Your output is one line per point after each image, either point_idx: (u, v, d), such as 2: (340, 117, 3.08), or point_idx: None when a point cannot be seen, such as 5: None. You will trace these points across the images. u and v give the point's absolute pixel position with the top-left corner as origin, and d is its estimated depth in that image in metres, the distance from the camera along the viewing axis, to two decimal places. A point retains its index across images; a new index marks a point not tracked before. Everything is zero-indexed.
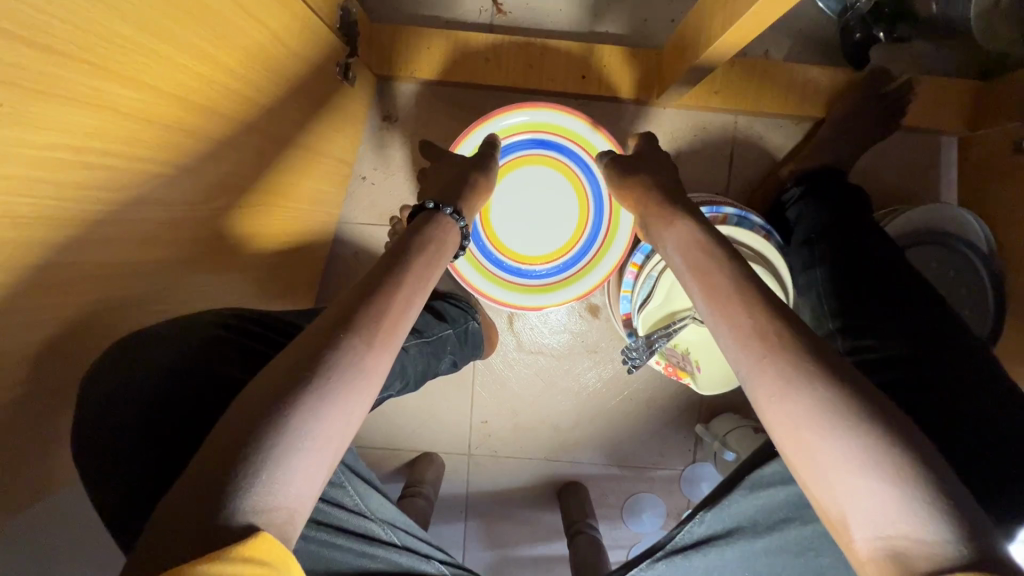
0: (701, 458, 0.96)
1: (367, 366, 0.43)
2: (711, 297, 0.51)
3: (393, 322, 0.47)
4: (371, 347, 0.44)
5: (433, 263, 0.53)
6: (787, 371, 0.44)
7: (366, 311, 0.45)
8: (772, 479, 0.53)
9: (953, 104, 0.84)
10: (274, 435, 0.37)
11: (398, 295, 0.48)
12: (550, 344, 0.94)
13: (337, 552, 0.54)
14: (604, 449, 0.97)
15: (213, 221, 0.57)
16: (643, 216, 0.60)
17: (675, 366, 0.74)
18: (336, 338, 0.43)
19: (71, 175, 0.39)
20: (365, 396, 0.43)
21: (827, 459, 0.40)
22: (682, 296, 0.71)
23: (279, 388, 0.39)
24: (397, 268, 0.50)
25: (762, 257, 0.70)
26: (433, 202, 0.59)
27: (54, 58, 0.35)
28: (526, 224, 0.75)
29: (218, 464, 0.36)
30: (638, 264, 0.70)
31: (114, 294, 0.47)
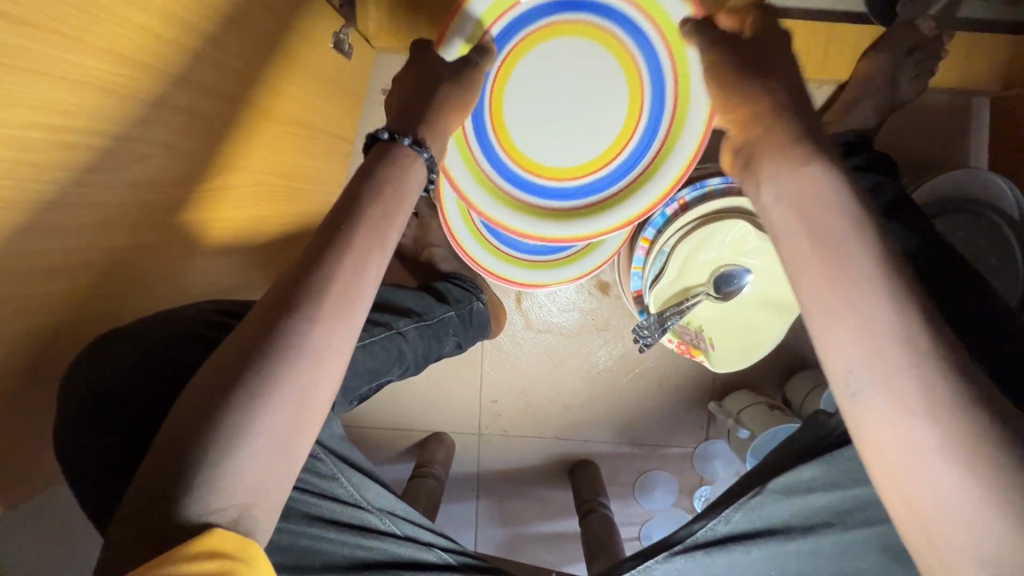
0: (714, 435, 0.95)
1: (316, 342, 0.39)
2: (834, 272, 0.39)
3: (347, 294, 0.41)
4: (319, 322, 0.39)
5: (387, 213, 0.44)
6: (937, 390, 0.35)
7: (310, 280, 0.40)
8: (812, 485, 0.53)
9: (984, 60, 0.79)
10: (218, 431, 0.35)
11: (352, 259, 0.41)
12: (560, 322, 0.92)
13: (328, 545, 0.54)
14: (615, 427, 0.96)
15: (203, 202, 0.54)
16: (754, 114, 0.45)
17: (687, 343, 0.72)
18: (277, 319, 0.39)
19: (53, 156, 0.37)
20: (318, 377, 0.39)
21: (960, 500, 0.33)
22: (694, 271, 0.68)
23: (225, 377, 0.37)
24: (347, 225, 0.42)
25: None
26: (388, 132, 0.47)
27: (28, 31, 0.33)
28: (548, 128, 0.59)
29: (169, 461, 0.35)
30: (650, 238, 0.67)
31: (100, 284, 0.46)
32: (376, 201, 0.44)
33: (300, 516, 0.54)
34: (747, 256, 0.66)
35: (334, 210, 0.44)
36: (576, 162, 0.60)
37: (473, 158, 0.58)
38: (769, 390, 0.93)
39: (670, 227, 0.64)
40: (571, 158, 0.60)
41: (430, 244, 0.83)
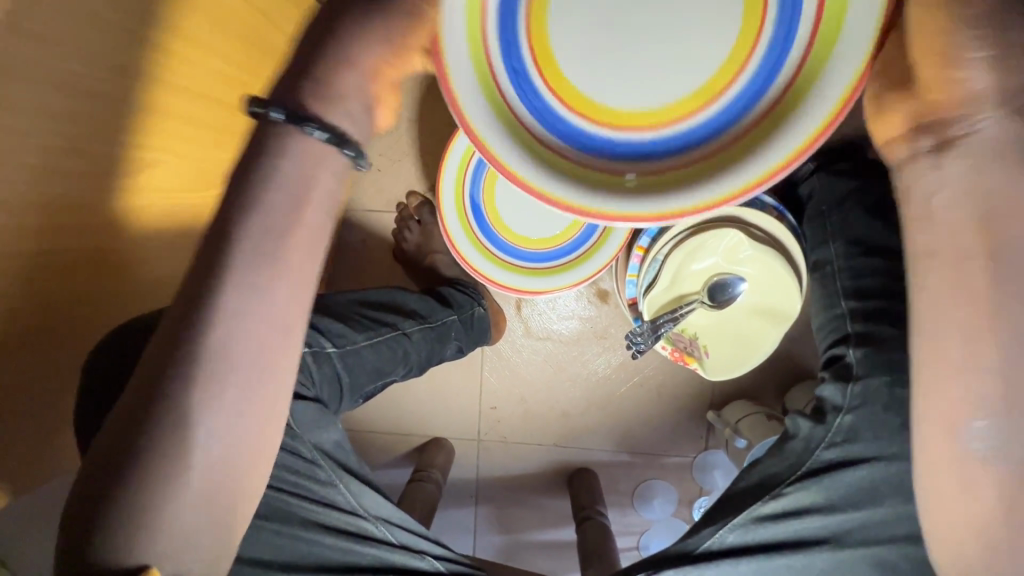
0: (714, 445, 0.95)
1: (200, 403, 0.38)
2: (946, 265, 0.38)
3: (228, 360, 0.37)
4: (200, 384, 0.37)
5: (257, 256, 0.37)
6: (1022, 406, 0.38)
7: (184, 340, 0.37)
8: (809, 508, 0.54)
9: None
10: (124, 493, 0.37)
11: (230, 325, 0.37)
12: (559, 330, 0.93)
13: (324, 549, 0.55)
14: (614, 436, 0.96)
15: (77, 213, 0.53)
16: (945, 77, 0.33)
17: (682, 350, 0.72)
18: (161, 392, 0.38)
19: None
20: (216, 432, 0.38)
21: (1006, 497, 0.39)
22: (689, 279, 0.69)
23: (120, 449, 0.38)
24: (210, 285, 0.37)
25: (773, 239, 0.66)
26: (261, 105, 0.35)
27: None
28: (626, 44, 0.37)
29: (86, 519, 0.37)
30: (644, 247, 0.68)
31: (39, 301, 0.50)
32: (246, 245, 0.36)
33: (299, 521, 0.55)
34: (742, 265, 0.67)
35: (197, 256, 0.37)
36: (659, 107, 0.37)
37: (503, 104, 0.36)
38: (769, 401, 0.92)
39: (663, 235, 0.65)
40: (659, 91, 0.37)
41: (432, 251, 0.85)
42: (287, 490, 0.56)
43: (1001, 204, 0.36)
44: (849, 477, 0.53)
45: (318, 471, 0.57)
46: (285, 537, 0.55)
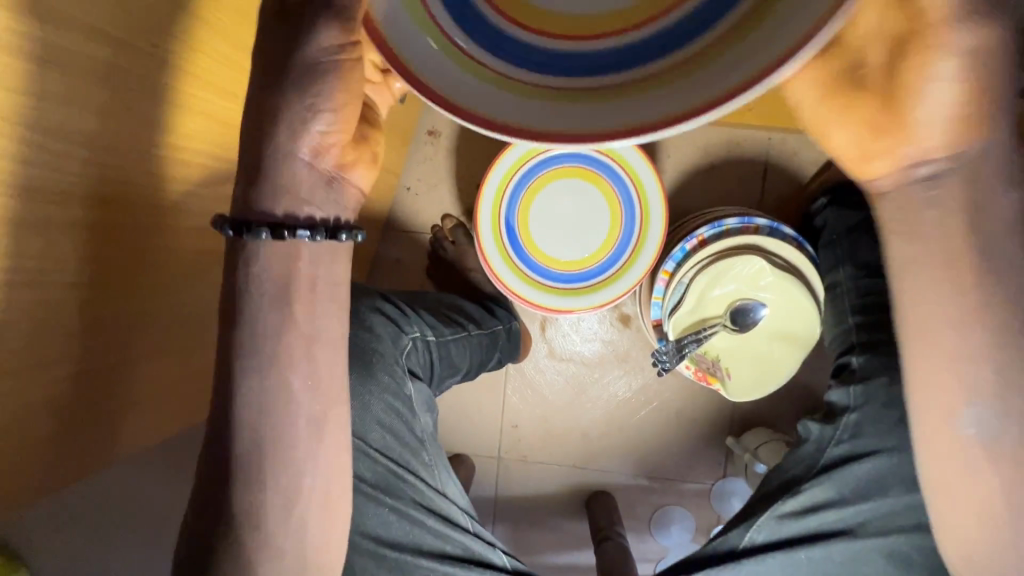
0: (732, 473, 0.96)
1: (284, 435, 0.41)
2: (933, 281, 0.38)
3: (288, 393, 0.41)
4: (274, 421, 0.41)
5: (270, 322, 0.39)
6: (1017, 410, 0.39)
7: (247, 384, 0.40)
8: (822, 505, 0.58)
9: None
10: (237, 516, 0.43)
11: (273, 391, 0.40)
12: (582, 352, 0.96)
13: (422, 530, 0.61)
14: (633, 460, 0.98)
15: (134, 218, 0.41)
16: (909, 98, 0.34)
17: (704, 371, 0.74)
18: (231, 447, 0.41)
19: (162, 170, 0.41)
20: (305, 453, 0.43)
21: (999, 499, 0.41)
22: (713, 303, 0.72)
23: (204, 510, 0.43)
24: (249, 346, 0.39)
25: (794, 269, 0.71)
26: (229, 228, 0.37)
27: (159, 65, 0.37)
28: None
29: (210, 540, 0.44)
30: (669, 272, 0.71)
31: (108, 324, 0.42)
32: (266, 300, 0.38)
33: (409, 500, 0.61)
34: (764, 291, 0.71)
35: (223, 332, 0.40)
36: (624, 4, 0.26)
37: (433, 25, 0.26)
38: (787, 430, 0.94)
39: (689, 260, 0.70)
40: None
41: (466, 270, 0.90)
42: (390, 473, 0.61)
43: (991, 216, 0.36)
44: (858, 473, 0.57)
45: (418, 452, 0.63)
46: (388, 511, 0.60)
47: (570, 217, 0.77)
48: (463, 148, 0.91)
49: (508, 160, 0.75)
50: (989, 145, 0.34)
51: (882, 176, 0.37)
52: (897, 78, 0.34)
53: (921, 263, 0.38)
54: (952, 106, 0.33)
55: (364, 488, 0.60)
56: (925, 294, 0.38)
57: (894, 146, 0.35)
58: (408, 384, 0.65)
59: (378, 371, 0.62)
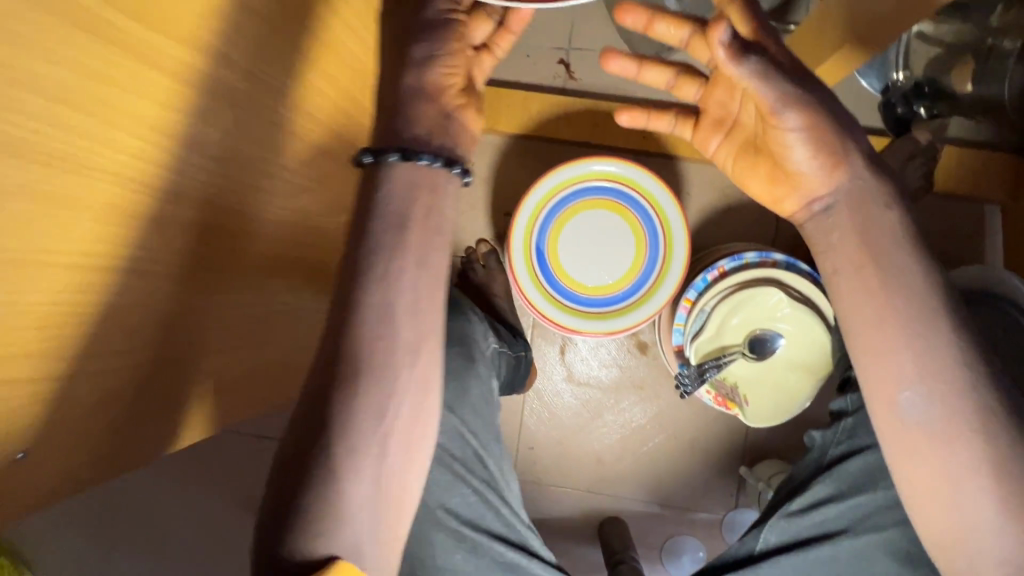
0: (744, 504, 0.97)
1: (388, 380, 0.43)
2: (879, 281, 0.50)
3: (397, 333, 0.43)
4: (377, 363, 0.43)
5: (395, 275, 0.43)
6: (955, 395, 0.48)
7: (361, 320, 0.43)
8: (825, 501, 0.61)
9: (995, 176, 0.89)
10: (323, 467, 0.41)
11: (383, 331, 0.43)
12: (599, 377, 0.99)
13: (493, 517, 0.64)
14: (646, 486, 0.99)
15: (229, 218, 0.43)
16: (784, 159, 0.53)
17: (724, 397, 0.78)
18: (333, 386, 0.42)
19: (253, 180, 0.45)
20: (401, 401, 0.44)
21: (953, 473, 0.48)
22: (733, 331, 0.76)
23: (292, 471, 0.42)
24: (367, 282, 0.43)
25: (809, 302, 0.74)
26: (370, 154, 0.44)
27: (254, 81, 0.42)
28: None
29: (285, 500, 0.41)
30: (691, 299, 0.76)
31: (214, 276, 0.43)
32: (388, 235, 0.44)
33: (481, 486, 0.64)
34: (780, 322, 0.75)
35: (345, 271, 0.44)
36: None
37: None
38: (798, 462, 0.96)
39: (711, 289, 0.74)
40: None
41: (493, 292, 0.93)
42: (480, 456, 0.64)
43: (880, 233, 0.51)
44: (853, 468, 0.61)
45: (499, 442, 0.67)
46: (472, 492, 0.63)
47: (598, 242, 0.81)
48: (495, 177, 0.96)
49: (542, 189, 0.80)
50: (851, 181, 0.51)
51: (796, 211, 0.55)
52: (766, 147, 0.55)
53: (841, 276, 0.52)
54: (806, 157, 0.51)
55: (456, 468, 0.63)
56: (860, 299, 0.51)
57: (789, 189, 0.54)
58: (494, 379, 0.69)
59: (476, 361, 0.67)
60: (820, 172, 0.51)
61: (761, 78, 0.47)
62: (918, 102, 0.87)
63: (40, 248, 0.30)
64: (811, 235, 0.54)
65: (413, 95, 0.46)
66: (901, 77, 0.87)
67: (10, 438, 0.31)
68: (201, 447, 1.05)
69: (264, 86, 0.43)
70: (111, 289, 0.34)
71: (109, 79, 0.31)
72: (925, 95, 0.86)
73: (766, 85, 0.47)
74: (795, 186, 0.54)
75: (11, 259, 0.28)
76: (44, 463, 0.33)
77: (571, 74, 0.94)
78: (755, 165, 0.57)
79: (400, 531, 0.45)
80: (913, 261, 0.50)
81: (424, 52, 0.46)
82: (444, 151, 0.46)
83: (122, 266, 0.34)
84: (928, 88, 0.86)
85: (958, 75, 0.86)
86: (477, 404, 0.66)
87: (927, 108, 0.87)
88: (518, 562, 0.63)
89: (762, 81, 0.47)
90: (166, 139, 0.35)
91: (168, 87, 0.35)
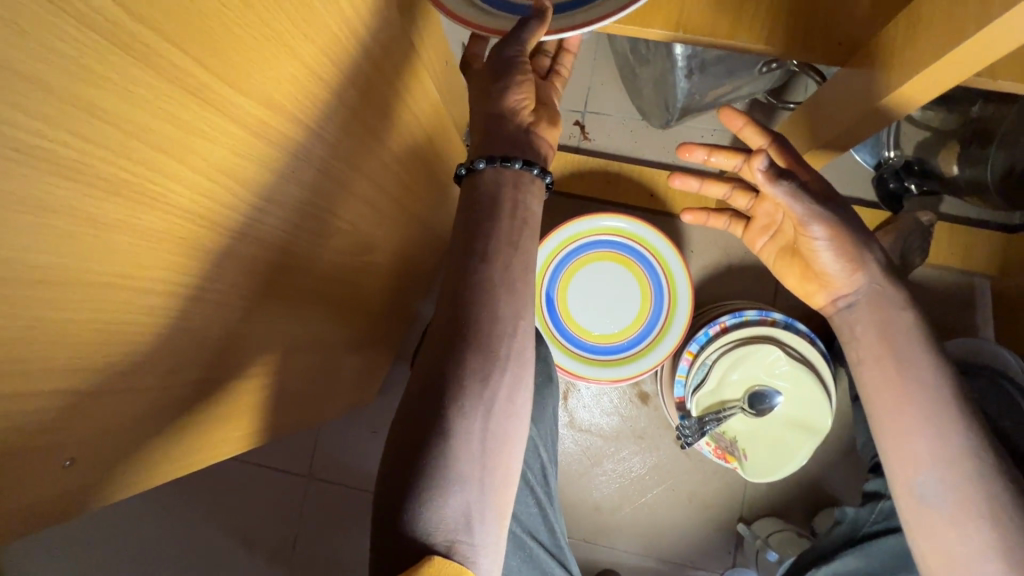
0: (742, 563, 0.96)
1: (489, 369, 0.49)
2: (901, 366, 0.56)
3: (495, 326, 0.50)
4: (478, 351, 0.49)
5: (488, 281, 0.51)
6: (971, 474, 0.51)
7: (467, 313, 0.50)
8: (856, 573, 0.67)
9: (981, 252, 0.95)
10: (437, 444, 0.46)
11: (483, 326, 0.50)
12: (600, 425, 1.00)
13: (542, 522, 0.68)
14: (644, 539, 0.98)
15: (273, 252, 0.46)
16: (816, 262, 0.61)
17: (723, 450, 0.81)
18: (444, 370, 0.48)
19: (298, 220, 0.49)
20: (501, 383, 0.49)
21: (965, 551, 0.50)
22: (733, 386, 0.79)
23: (408, 440, 0.46)
24: (463, 290, 0.51)
25: (807, 362, 0.77)
26: (464, 167, 0.54)
27: (310, 131, 0.46)
28: None
29: (399, 479, 0.45)
30: (693, 352, 0.79)
31: (274, 291, 0.48)
32: (496, 251, 0.52)
33: (541, 496, 0.68)
34: (779, 379, 0.78)
35: (449, 282, 0.52)
36: None
37: None
38: (796, 520, 0.96)
39: (712, 343, 0.77)
40: None
41: None
42: (545, 473, 0.69)
43: (899, 335, 0.57)
44: (887, 546, 0.67)
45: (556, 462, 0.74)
46: (535, 504, 0.68)
47: (614, 289, 0.85)
48: None
49: (553, 241, 0.84)
50: (870, 283, 0.59)
51: (825, 305, 0.64)
52: (797, 252, 0.66)
53: (865, 365, 0.59)
54: (833, 260, 0.59)
55: (525, 478, 0.68)
56: (881, 383, 0.57)
57: (818, 288, 0.64)
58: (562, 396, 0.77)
59: (553, 379, 0.74)
60: (845, 270, 0.59)
61: (793, 197, 0.54)
62: (909, 179, 0.94)
63: (122, 275, 0.32)
64: (840, 330, 0.62)
65: (497, 117, 0.55)
66: (892, 154, 0.94)
67: (63, 447, 0.32)
68: (202, 475, 1.06)
69: (316, 137, 0.47)
70: (178, 313, 0.37)
71: (196, 130, 0.34)
72: (916, 172, 0.94)
73: (798, 203, 0.54)
74: (822, 285, 0.63)
75: (102, 284, 0.31)
76: (84, 477, 0.34)
77: (585, 134, 1.02)
78: (791, 266, 0.67)
79: (504, 500, 0.48)
80: (926, 351, 0.56)
81: (499, 85, 0.55)
82: (524, 156, 0.55)
83: (179, 291, 0.37)
84: (918, 166, 0.93)
85: (945, 156, 0.91)
86: (547, 422, 0.72)
87: (918, 184, 0.95)
88: None
89: (794, 200, 0.54)
90: (232, 180, 0.38)
91: (244, 138, 0.39)
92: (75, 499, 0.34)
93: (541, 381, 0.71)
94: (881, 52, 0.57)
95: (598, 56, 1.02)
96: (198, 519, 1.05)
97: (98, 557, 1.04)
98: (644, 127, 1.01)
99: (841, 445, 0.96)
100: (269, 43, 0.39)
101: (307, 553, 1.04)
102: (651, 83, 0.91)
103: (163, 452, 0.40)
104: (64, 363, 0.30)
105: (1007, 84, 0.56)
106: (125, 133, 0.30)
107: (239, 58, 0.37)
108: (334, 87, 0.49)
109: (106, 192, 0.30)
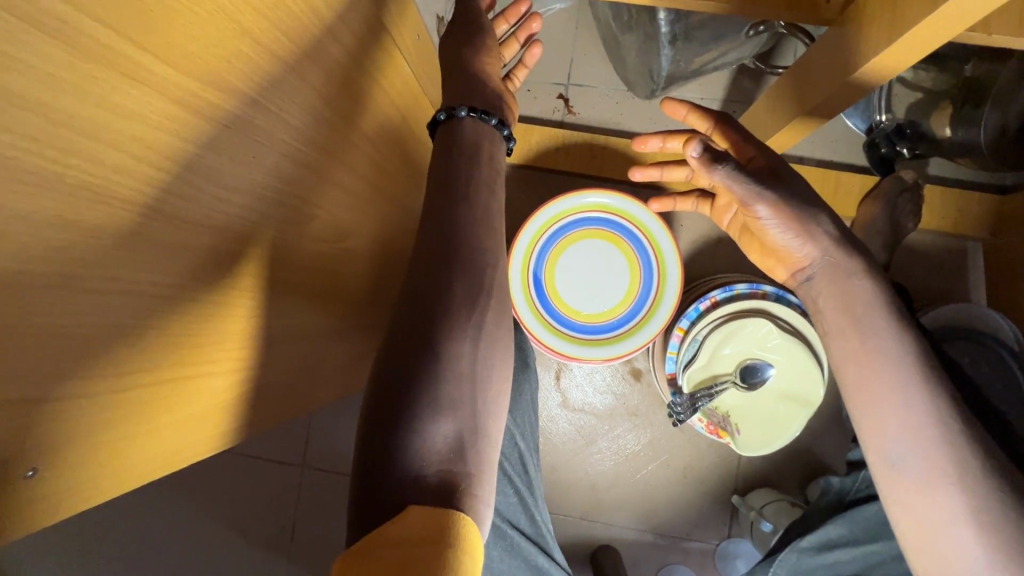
0: (737, 534, 0.98)
1: (473, 300, 0.48)
2: (865, 298, 0.56)
3: (477, 263, 0.50)
4: (462, 280, 0.48)
5: (468, 223, 0.50)
6: (941, 394, 0.52)
7: (448, 245, 0.49)
8: (838, 542, 0.68)
9: (975, 214, 0.94)
10: (426, 375, 0.44)
11: (468, 258, 0.49)
12: (594, 403, 0.99)
13: (523, 512, 0.68)
14: (639, 515, 0.99)
15: (237, 243, 0.44)
16: (770, 238, 0.61)
17: (715, 425, 0.81)
18: (427, 300, 0.47)
19: (263, 208, 0.46)
20: (484, 317, 0.49)
21: (952, 474, 0.49)
22: (724, 361, 0.78)
23: (394, 370, 0.44)
24: (440, 240, 0.49)
25: (798, 333, 0.76)
26: (443, 112, 0.54)
27: (265, 111, 0.43)
28: None
29: (386, 412, 0.43)
30: (683, 328, 0.78)
31: (243, 284, 0.46)
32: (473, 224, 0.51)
33: (526, 486, 0.68)
34: (770, 352, 0.77)
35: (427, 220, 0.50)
36: None
37: None
38: (790, 490, 0.97)
39: (702, 320, 0.75)
40: None
41: None
42: (523, 462, 0.69)
43: (858, 303, 0.56)
44: (868, 513, 0.68)
45: (537, 453, 0.73)
46: (514, 494, 0.67)
47: (601, 265, 0.83)
48: None
49: (538, 220, 0.82)
50: (823, 255, 0.58)
51: (787, 279, 0.63)
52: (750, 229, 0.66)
53: (826, 308, 0.59)
54: (783, 238, 0.59)
55: (504, 469, 0.67)
56: (853, 313, 0.56)
57: (776, 264, 0.63)
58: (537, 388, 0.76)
59: (530, 367, 0.73)
60: (796, 246, 0.59)
61: (730, 180, 0.56)
62: (900, 143, 0.91)
63: (65, 276, 0.30)
64: (802, 296, 0.62)
65: None
66: (884, 118, 0.91)
67: (21, 457, 0.31)
68: (196, 468, 1.05)
69: (275, 117, 0.45)
70: (133, 312, 0.35)
71: (135, 114, 0.32)
72: (908, 136, 0.90)
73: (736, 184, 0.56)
74: (781, 262, 0.62)
75: (41, 288, 0.29)
76: (48, 486, 0.33)
77: (569, 108, 0.98)
78: (751, 244, 0.67)
79: (493, 434, 0.47)
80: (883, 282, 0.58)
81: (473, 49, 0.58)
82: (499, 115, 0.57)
83: (134, 290, 0.35)
84: (911, 130, 0.89)
85: (937, 118, 0.88)
86: (525, 410, 0.71)
87: (909, 148, 0.91)
88: (546, 568, 0.67)
89: (733, 182, 0.56)
90: (182, 168, 0.36)
91: (190, 122, 0.36)
92: (41, 510, 0.33)
93: (518, 369, 0.71)
94: (868, 8, 0.55)
95: (579, 24, 0.98)
96: (193, 515, 1.05)
97: (96, 556, 1.04)
98: (629, 98, 0.98)
99: (833, 414, 0.96)
100: (212, 18, 0.36)
101: (305, 542, 1.04)
102: (634, 51, 0.87)
103: (137, 453, 0.39)
104: (8, 373, 0.29)
105: (1002, 37, 0.54)
106: (51, 121, 0.27)
107: (177, 34, 0.34)
108: (293, 65, 0.46)
109: (38, 188, 0.27)
